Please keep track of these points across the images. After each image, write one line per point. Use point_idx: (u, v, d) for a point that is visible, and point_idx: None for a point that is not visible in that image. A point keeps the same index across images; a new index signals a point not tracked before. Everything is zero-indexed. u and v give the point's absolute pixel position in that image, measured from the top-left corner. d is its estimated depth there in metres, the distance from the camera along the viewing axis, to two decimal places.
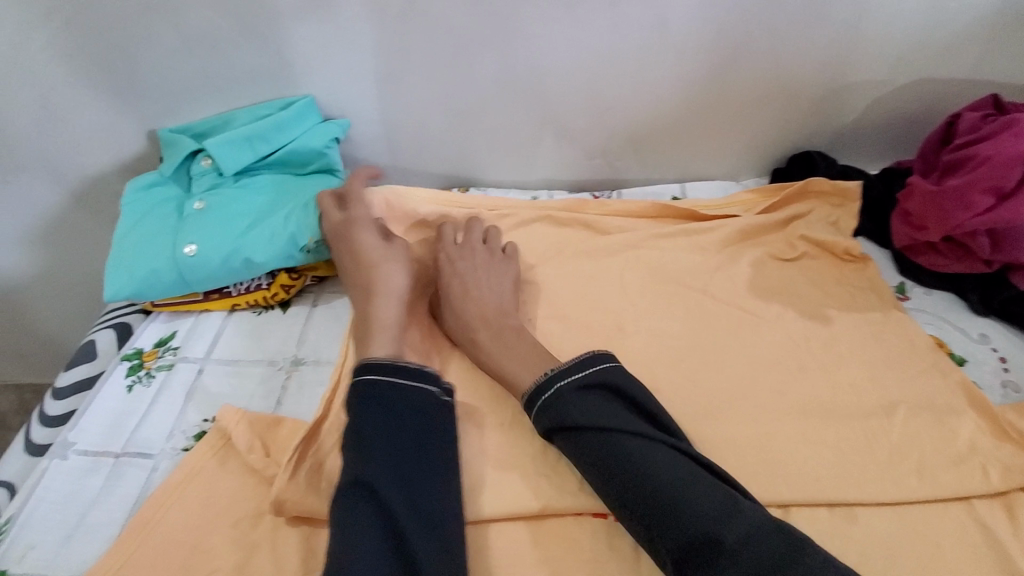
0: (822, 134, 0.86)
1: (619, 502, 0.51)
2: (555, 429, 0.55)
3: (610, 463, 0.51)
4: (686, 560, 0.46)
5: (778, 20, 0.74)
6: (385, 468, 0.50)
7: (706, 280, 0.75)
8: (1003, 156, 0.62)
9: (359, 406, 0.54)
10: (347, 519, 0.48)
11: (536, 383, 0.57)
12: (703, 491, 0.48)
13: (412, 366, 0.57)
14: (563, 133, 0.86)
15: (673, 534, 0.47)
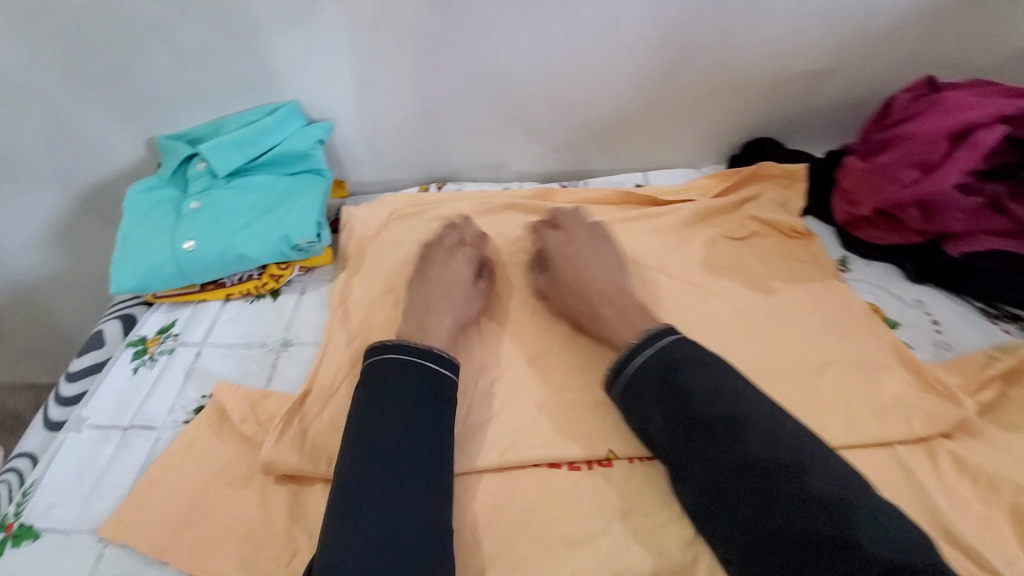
0: (774, 121, 0.91)
1: (738, 440, 0.51)
2: (676, 368, 0.58)
3: (738, 404, 0.54)
4: (817, 501, 0.47)
5: (722, 16, 0.80)
6: (387, 441, 0.55)
7: (663, 259, 0.80)
8: (925, 133, 0.68)
9: (377, 382, 0.59)
10: (345, 481, 0.53)
11: (654, 332, 0.61)
12: (830, 455, 0.50)
13: (436, 354, 0.61)
14: (532, 128, 0.93)
15: (803, 475, 0.48)
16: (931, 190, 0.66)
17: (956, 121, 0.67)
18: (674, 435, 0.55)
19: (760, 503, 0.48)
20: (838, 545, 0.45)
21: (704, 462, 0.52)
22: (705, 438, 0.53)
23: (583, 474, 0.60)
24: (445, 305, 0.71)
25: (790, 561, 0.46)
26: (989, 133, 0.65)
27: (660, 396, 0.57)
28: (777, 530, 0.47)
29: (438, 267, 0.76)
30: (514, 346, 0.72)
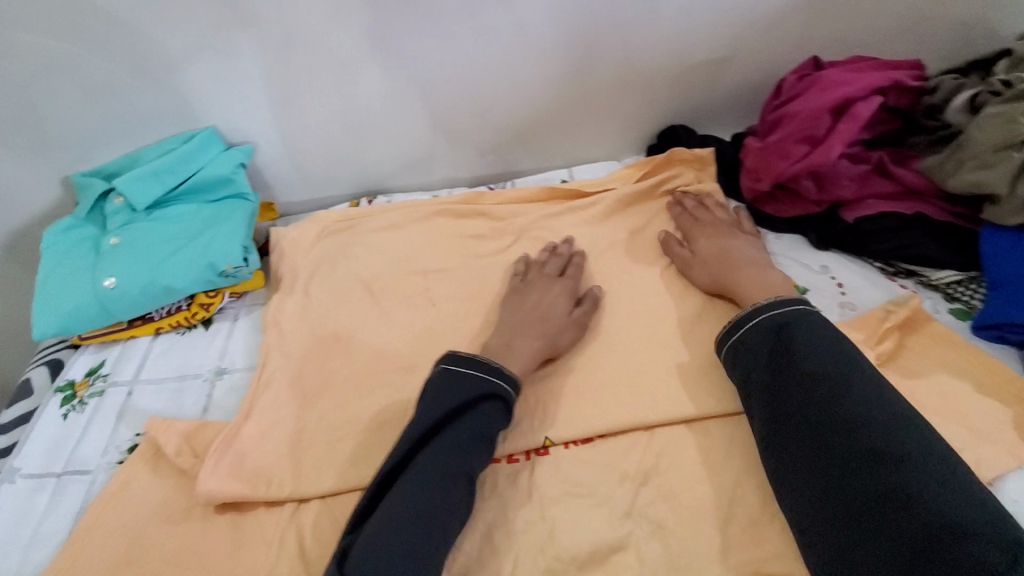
0: (684, 109, 0.96)
1: (840, 404, 0.54)
2: (792, 331, 0.60)
3: (847, 370, 0.56)
4: (910, 465, 0.49)
5: (622, 14, 0.83)
6: (469, 463, 0.56)
7: (591, 250, 0.83)
8: (809, 109, 0.72)
9: (478, 400, 0.59)
10: (415, 483, 0.54)
11: (780, 296, 0.63)
12: (928, 433, 0.52)
13: (509, 378, 0.62)
14: (455, 134, 0.94)
15: (900, 443, 0.50)
16: (819, 162, 0.71)
17: (834, 96, 0.71)
18: (776, 392, 0.58)
19: (851, 461, 0.51)
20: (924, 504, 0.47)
21: (799, 419, 0.55)
22: (808, 400, 0.56)
23: (521, 465, 0.62)
24: (532, 330, 0.69)
25: (872, 516, 0.48)
26: (865, 104, 0.71)
27: (772, 359, 0.59)
28: (864, 488, 0.50)
29: (538, 293, 0.74)
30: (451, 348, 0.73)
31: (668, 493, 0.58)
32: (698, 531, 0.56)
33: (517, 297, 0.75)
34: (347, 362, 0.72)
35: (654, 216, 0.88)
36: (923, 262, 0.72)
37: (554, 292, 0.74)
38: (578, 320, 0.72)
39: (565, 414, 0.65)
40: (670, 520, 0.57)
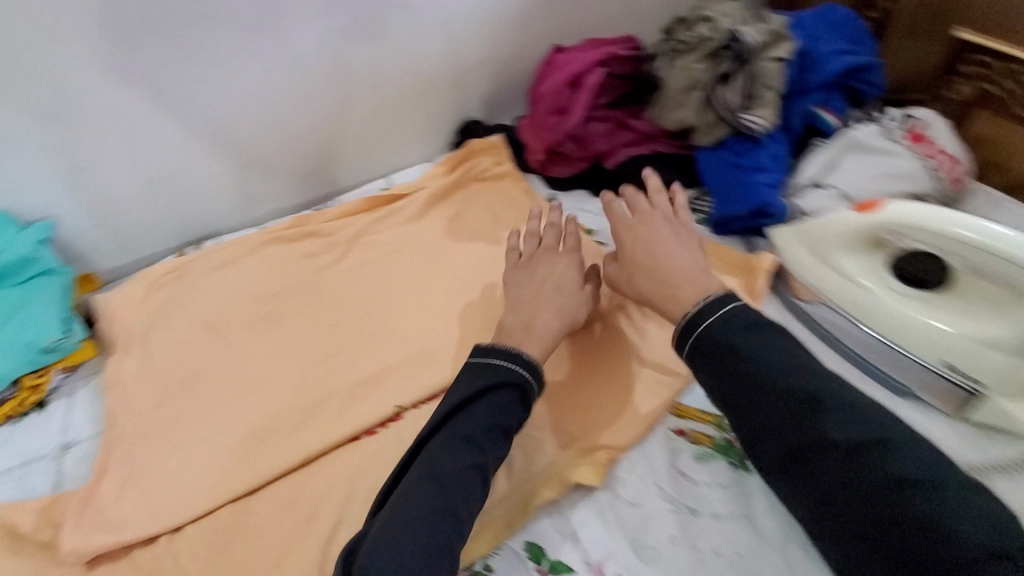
0: (472, 106, 1.10)
1: (817, 421, 0.51)
2: (743, 344, 0.55)
3: (810, 378, 0.53)
4: (901, 480, 0.47)
5: (390, 33, 0.94)
6: (485, 457, 0.56)
7: (416, 242, 0.93)
8: (551, 87, 0.89)
9: (502, 388, 0.58)
10: (433, 474, 0.53)
11: (720, 295, 0.59)
12: (902, 431, 0.50)
13: (538, 374, 0.61)
14: (267, 167, 0.99)
15: (883, 461, 0.48)
16: (567, 127, 0.88)
17: (565, 73, 0.89)
18: (745, 409, 0.54)
19: (844, 482, 0.49)
20: (933, 531, 0.45)
21: (778, 440, 0.53)
22: (786, 423, 0.52)
23: (379, 435, 0.69)
24: (550, 306, 0.67)
25: (883, 545, 0.47)
26: (591, 75, 0.88)
27: (731, 379, 0.55)
28: (862, 511, 0.48)
29: (545, 267, 0.71)
30: (300, 353, 0.79)
31: None
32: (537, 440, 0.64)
33: (523, 272, 0.71)
34: (201, 397, 0.75)
35: (467, 202, 1.00)
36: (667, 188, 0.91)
37: (566, 263, 0.71)
38: (592, 293, 0.71)
39: (412, 381, 0.73)
40: None
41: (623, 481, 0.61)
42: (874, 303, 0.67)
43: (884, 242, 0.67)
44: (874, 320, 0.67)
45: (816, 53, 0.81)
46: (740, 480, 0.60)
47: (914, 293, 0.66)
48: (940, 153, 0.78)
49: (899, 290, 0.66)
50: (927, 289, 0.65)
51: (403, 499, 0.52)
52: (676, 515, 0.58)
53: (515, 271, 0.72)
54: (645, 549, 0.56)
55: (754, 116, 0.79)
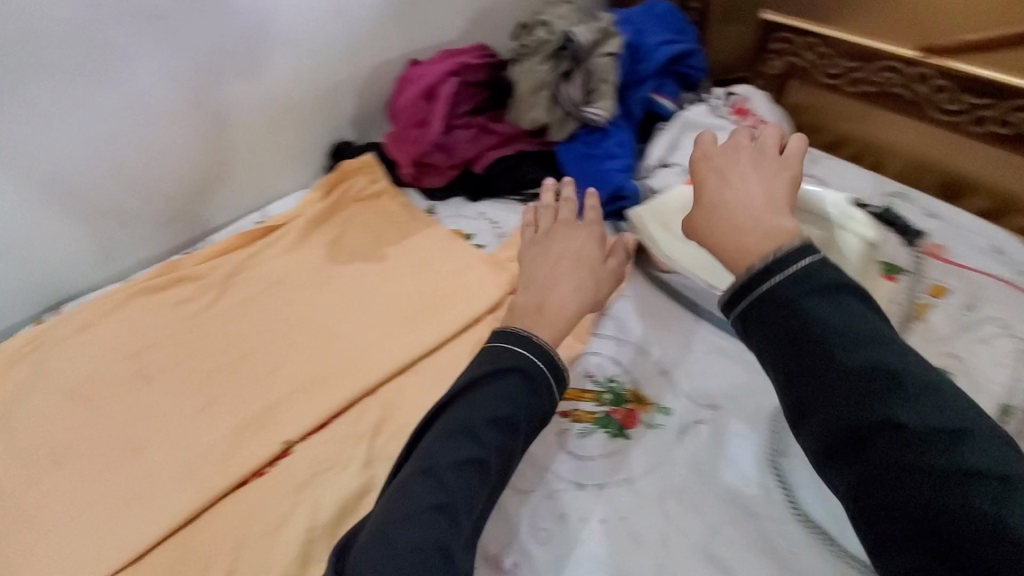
0: (341, 128, 1.10)
1: (894, 403, 0.39)
2: (819, 308, 0.42)
3: (892, 353, 0.41)
4: (985, 488, 0.36)
5: (237, 64, 0.93)
6: (485, 449, 0.53)
7: (297, 271, 0.91)
8: (407, 102, 0.91)
9: (507, 377, 0.57)
10: (429, 467, 0.52)
11: (790, 244, 0.46)
12: (1005, 440, 0.38)
13: (554, 361, 0.59)
14: (126, 215, 0.94)
15: (984, 467, 0.36)
16: (429, 138, 0.91)
17: (419, 87, 0.91)
18: (802, 384, 0.42)
19: (920, 483, 0.37)
20: (1016, 555, 0.34)
21: (835, 423, 0.40)
22: (866, 409, 0.39)
23: (269, 474, 0.67)
24: (569, 283, 0.66)
25: (951, 563, 0.36)
26: (444, 86, 0.91)
27: (797, 345, 0.42)
28: (932, 524, 0.37)
29: (563, 241, 0.70)
30: (180, 406, 0.75)
31: (396, 431, 0.69)
32: None
33: (540, 247, 0.71)
34: (73, 471, 0.70)
35: (347, 223, 0.98)
36: (536, 184, 0.95)
37: (585, 238, 0.70)
38: (613, 270, 0.70)
39: (299, 412, 0.72)
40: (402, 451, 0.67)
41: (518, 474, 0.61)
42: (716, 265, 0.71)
43: None
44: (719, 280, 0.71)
45: (644, 47, 0.89)
46: (621, 448, 0.62)
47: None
48: (762, 123, 0.88)
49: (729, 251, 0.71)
50: None
51: (400, 495, 0.51)
52: (565, 493, 0.59)
53: (529, 246, 0.72)
54: (538, 533, 0.57)
55: (596, 108, 0.84)
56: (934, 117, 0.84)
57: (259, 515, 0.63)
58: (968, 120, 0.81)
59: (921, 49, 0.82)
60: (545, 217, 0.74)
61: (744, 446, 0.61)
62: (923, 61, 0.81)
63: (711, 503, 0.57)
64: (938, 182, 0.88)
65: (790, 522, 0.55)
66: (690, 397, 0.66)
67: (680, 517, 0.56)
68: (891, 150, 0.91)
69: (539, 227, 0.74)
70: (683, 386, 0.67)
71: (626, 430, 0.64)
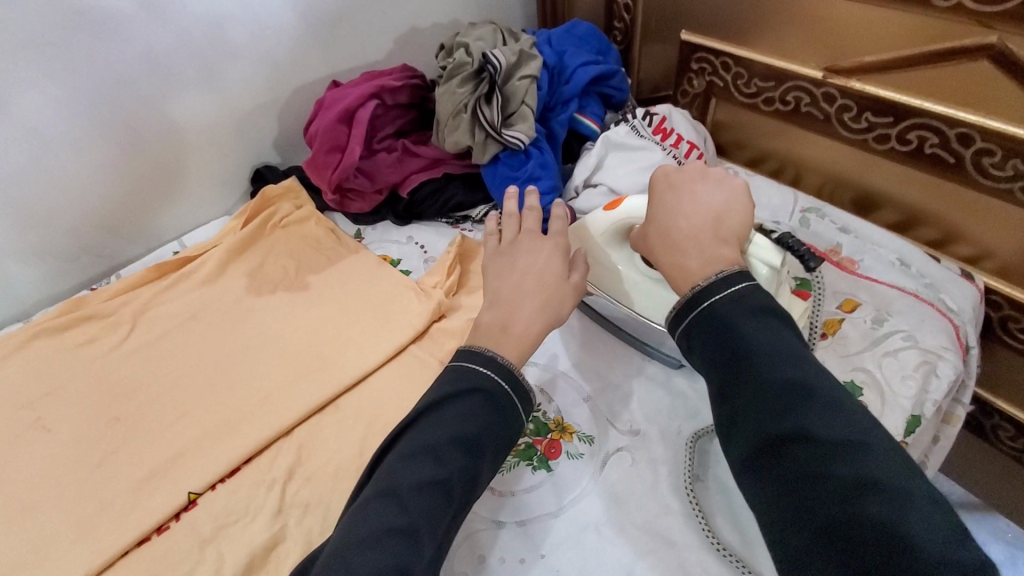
0: (265, 152, 1.06)
1: (802, 413, 0.44)
2: (744, 324, 0.49)
3: (810, 373, 0.46)
4: (878, 496, 0.39)
5: (144, 89, 0.88)
6: (449, 471, 0.48)
7: (214, 304, 0.87)
8: (323, 125, 0.88)
9: (474, 395, 0.52)
10: (389, 489, 0.47)
11: (728, 273, 0.52)
12: (894, 450, 0.42)
13: (520, 380, 0.55)
14: (23, 251, 0.88)
15: (863, 465, 0.41)
16: (348, 163, 0.88)
17: (335, 110, 0.88)
18: (728, 394, 0.48)
19: (818, 487, 0.41)
20: (897, 552, 0.37)
21: (749, 429, 0.46)
22: (769, 411, 0.45)
23: (171, 530, 0.63)
24: (532, 302, 0.60)
25: (839, 562, 0.39)
26: (363, 109, 0.89)
27: (721, 357, 0.49)
28: (827, 524, 0.40)
29: (529, 253, 0.64)
30: (78, 458, 0.70)
31: (311, 475, 0.66)
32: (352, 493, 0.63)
33: (503, 259, 0.65)
34: None
35: (268, 251, 0.94)
36: (463, 207, 0.93)
37: (549, 251, 0.64)
38: (577, 285, 0.64)
39: (209, 460, 0.67)
40: (316, 496, 0.64)
41: None
42: (631, 287, 0.70)
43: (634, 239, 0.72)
44: (633, 301, 0.70)
45: (566, 69, 0.90)
46: (543, 481, 0.61)
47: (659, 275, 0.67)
48: (683, 141, 0.90)
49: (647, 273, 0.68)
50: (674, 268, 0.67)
51: (357, 519, 0.46)
52: (484, 533, 0.57)
53: (492, 257, 0.67)
54: None
55: (515, 130, 0.83)
56: (843, 135, 0.87)
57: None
58: (873, 137, 0.84)
59: (826, 69, 0.84)
60: (510, 228, 0.68)
61: (664, 474, 0.60)
62: (829, 81, 0.84)
63: (632, 535, 0.56)
64: (851, 197, 0.92)
65: (707, 552, 0.54)
66: (613, 425, 0.65)
67: (597, 551, 0.55)
68: (810, 166, 0.94)
69: (503, 237, 0.68)
70: (606, 413, 0.67)
71: (548, 462, 0.62)
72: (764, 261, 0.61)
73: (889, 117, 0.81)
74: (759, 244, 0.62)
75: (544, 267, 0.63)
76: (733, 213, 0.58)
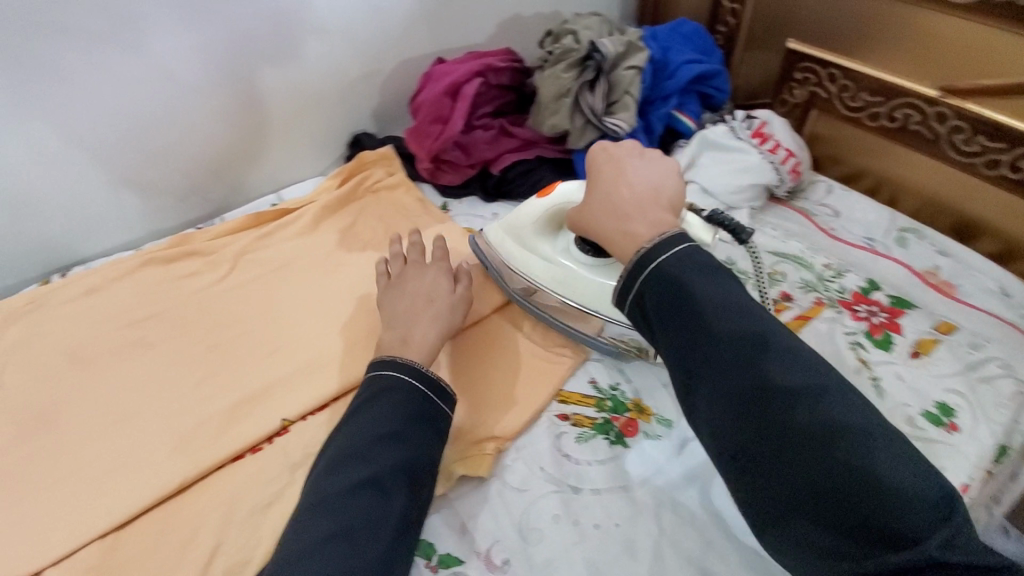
0: (363, 120, 1.11)
1: (761, 366, 0.44)
2: (693, 279, 0.49)
3: (758, 323, 0.47)
4: (846, 441, 0.41)
5: (267, 48, 0.94)
6: (375, 469, 0.52)
7: (307, 255, 0.91)
8: (430, 97, 0.92)
9: (388, 399, 0.57)
10: (322, 499, 0.50)
11: (670, 235, 0.52)
12: (844, 387, 0.44)
13: (432, 377, 0.60)
14: (141, 186, 0.94)
15: (823, 408, 0.42)
16: (450, 133, 0.91)
17: (443, 83, 0.92)
18: (692, 354, 0.47)
19: (795, 442, 0.42)
20: (874, 489, 0.39)
21: (719, 390, 0.45)
22: (730, 366, 0.45)
23: (264, 451, 0.67)
24: (423, 315, 0.67)
25: (820, 512, 0.40)
26: (469, 85, 0.92)
27: (675, 318, 0.48)
28: (811, 478, 0.41)
29: (414, 280, 0.72)
30: (179, 377, 0.75)
31: None
32: None
33: (392, 291, 0.72)
34: (65, 433, 0.69)
35: (359, 213, 0.98)
36: None
37: (433, 273, 0.73)
38: (463, 293, 0.72)
39: (298, 394, 0.72)
40: None
41: (510, 469, 0.62)
42: (569, 277, 0.70)
43: (563, 235, 0.73)
44: (573, 293, 0.71)
45: (670, 64, 0.91)
46: (616, 455, 0.62)
47: (596, 260, 0.69)
48: (780, 148, 0.89)
49: (583, 266, 0.70)
50: (605, 257, 0.68)
51: (297, 528, 0.49)
52: (559, 495, 0.59)
53: (384, 293, 0.73)
54: (528, 532, 0.56)
55: (616, 119, 0.85)
56: (951, 156, 0.85)
57: (250, 492, 0.63)
58: (983, 161, 0.82)
59: (942, 89, 0.83)
60: (396, 265, 0.76)
61: None
62: (944, 100, 0.83)
63: (705, 519, 0.57)
64: (951, 222, 0.89)
65: None
66: None
67: (671, 530, 0.56)
68: (910, 189, 0.92)
69: (391, 273, 0.74)
70: None
71: (625, 438, 0.63)
72: (696, 238, 0.62)
73: (1003, 142, 0.79)
74: (692, 222, 0.63)
75: (428, 288, 0.70)
76: (667, 193, 0.59)
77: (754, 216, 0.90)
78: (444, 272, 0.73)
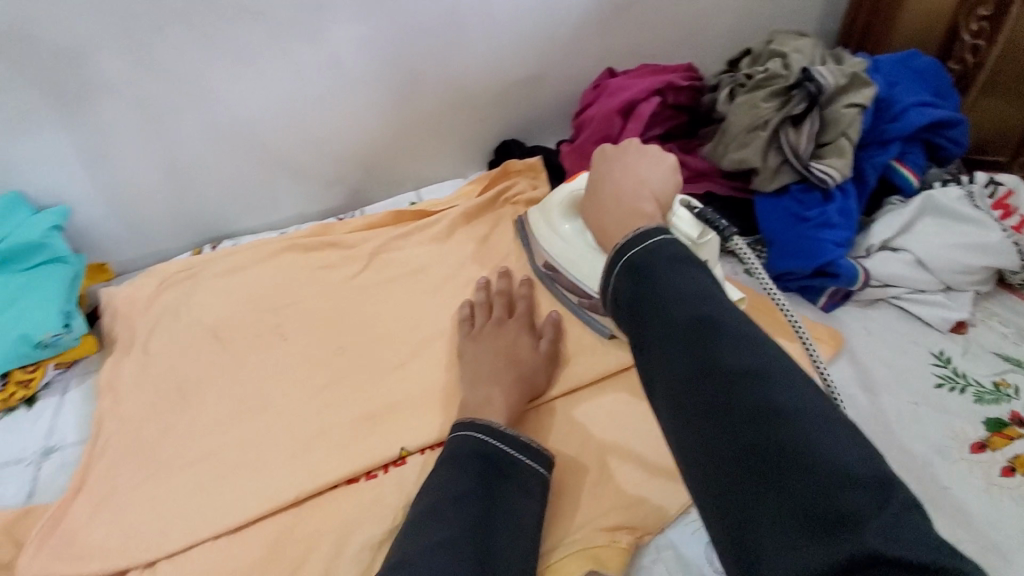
0: (514, 124, 1.04)
1: (709, 350, 0.38)
2: (657, 268, 0.43)
3: (717, 311, 0.40)
4: (791, 428, 0.33)
5: (434, 43, 0.90)
6: (456, 529, 0.48)
7: (441, 263, 0.87)
8: (601, 113, 0.83)
9: (461, 455, 0.54)
10: (403, 559, 0.47)
11: (645, 231, 0.46)
12: (802, 377, 0.36)
13: (506, 432, 0.57)
14: (292, 170, 0.95)
15: (768, 394, 0.35)
16: None
17: (618, 100, 0.83)
18: (650, 346, 0.40)
19: (725, 429, 0.35)
20: (819, 481, 0.31)
21: (669, 379, 0.38)
22: (681, 352, 0.38)
23: (379, 479, 0.64)
24: (505, 377, 0.66)
25: (762, 512, 0.32)
26: (646, 104, 0.82)
27: (637, 310, 0.42)
28: (737, 465, 0.34)
29: (496, 337, 0.72)
30: (305, 376, 0.73)
31: None
32: (554, 507, 0.60)
33: (476, 346, 0.71)
34: (195, 416, 0.70)
35: (498, 225, 0.92)
36: None
37: (513, 331, 0.73)
38: (546, 351, 0.71)
39: (419, 422, 0.68)
40: None
41: (647, 572, 0.57)
42: (579, 257, 0.73)
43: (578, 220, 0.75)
44: (581, 273, 0.73)
45: (897, 103, 0.75)
46: None
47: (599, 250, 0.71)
48: None
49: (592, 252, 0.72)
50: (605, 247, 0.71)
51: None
52: None
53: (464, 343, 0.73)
54: None
55: (824, 164, 0.72)
56: None
57: (362, 523, 0.60)
58: None
59: None
60: (480, 315, 0.76)
61: None
62: None
63: None
64: None
65: None
66: None
67: None
68: None
69: (474, 324, 0.75)
70: None
71: None
72: (681, 233, 0.61)
73: None
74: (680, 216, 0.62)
75: (515, 345, 0.71)
76: (652, 185, 0.56)
77: (976, 303, 0.73)
78: (522, 328, 0.74)
